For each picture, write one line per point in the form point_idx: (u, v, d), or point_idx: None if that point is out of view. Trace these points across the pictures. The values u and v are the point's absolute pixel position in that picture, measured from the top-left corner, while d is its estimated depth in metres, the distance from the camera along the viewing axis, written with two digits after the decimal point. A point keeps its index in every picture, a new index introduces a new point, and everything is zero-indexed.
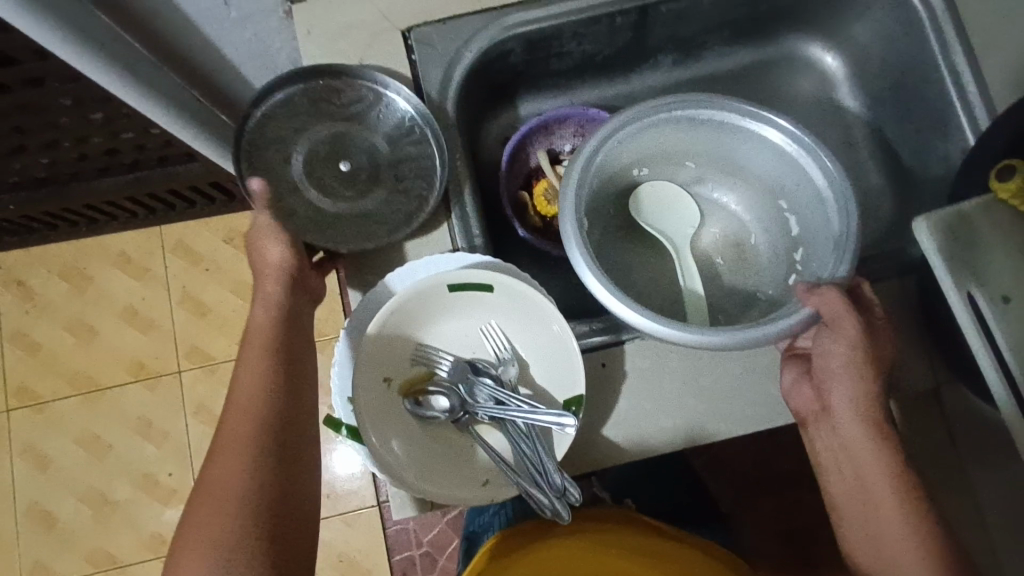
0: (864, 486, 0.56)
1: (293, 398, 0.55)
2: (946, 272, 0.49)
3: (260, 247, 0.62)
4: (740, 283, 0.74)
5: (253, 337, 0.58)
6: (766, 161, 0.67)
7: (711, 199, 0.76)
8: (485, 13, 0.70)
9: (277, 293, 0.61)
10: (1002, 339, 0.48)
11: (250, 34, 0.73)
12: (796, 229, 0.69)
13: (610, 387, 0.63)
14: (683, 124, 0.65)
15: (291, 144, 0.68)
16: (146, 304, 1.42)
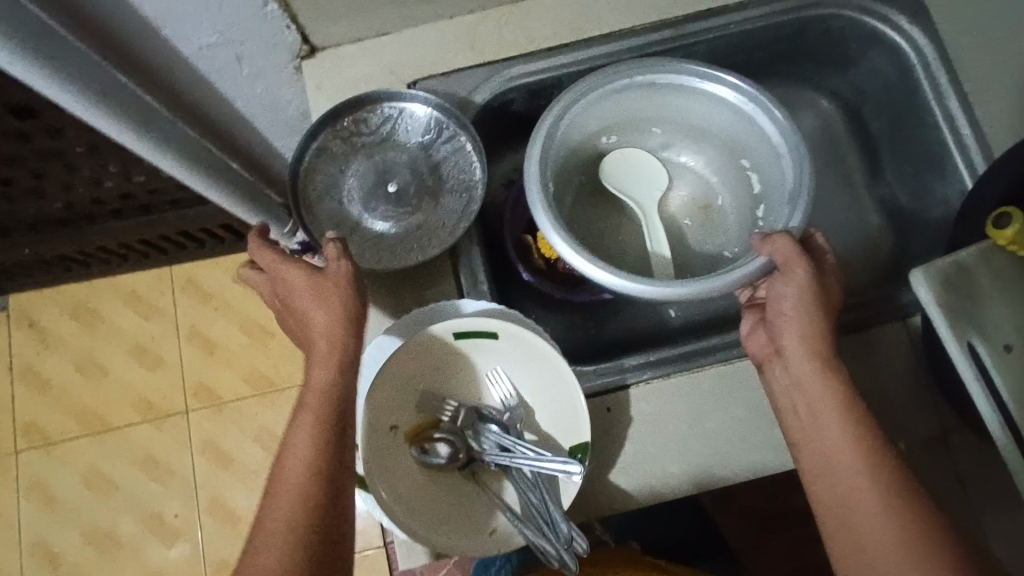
0: (819, 425, 0.54)
1: (344, 463, 0.51)
2: (947, 325, 0.49)
3: (320, 298, 0.56)
4: (709, 246, 0.77)
5: (311, 406, 0.52)
6: (725, 121, 0.69)
7: (680, 162, 0.78)
8: (487, 65, 0.72)
9: (341, 349, 0.54)
10: (1003, 389, 0.49)
11: (261, 88, 0.76)
12: (757, 186, 0.71)
13: (614, 433, 0.63)
14: (644, 89, 0.67)
15: (340, 186, 0.69)
16: (155, 341, 1.43)
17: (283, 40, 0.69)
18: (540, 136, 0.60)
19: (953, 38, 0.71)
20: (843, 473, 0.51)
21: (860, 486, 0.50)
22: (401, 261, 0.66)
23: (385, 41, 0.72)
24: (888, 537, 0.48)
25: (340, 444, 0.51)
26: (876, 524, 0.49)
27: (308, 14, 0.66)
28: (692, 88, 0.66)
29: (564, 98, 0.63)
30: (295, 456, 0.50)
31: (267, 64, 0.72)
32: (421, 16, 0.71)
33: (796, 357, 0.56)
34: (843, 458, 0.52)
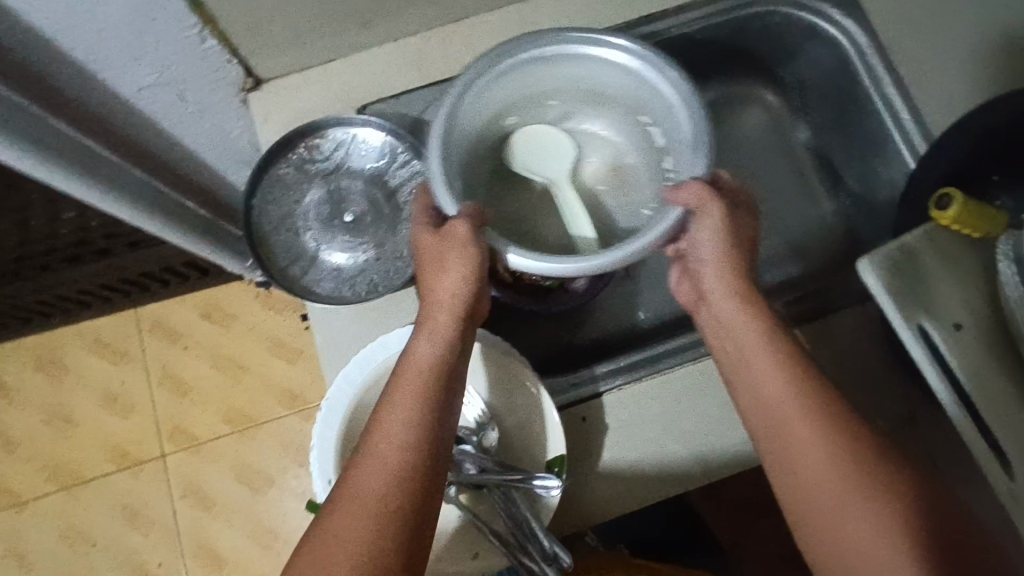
0: (745, 358, 0.55)
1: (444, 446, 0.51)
2: (895, 310, 0.51)
3: (445, 264, 0.54)
4: (624, 211, 0.68)
5: (414, 378, 0.52)
6: (619, 85, 0.62)
7: (582, 130, 0.68)
8: (434, 85, 0.72)
9: (450, 328, 0.54)
10: (955, 365, 0.51)
11: (209, 124, 0.75)
12: (661, 141, 0.63)
13: (591, 442, 0.63)
14: (526, 67, 0.59)
15: (296, 217, 0.68)
16: (125, 387, 1.39)
17: (226, 75, 0.68)
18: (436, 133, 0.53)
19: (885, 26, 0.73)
20: (777, 400, 0.52)
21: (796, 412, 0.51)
22: (359, 291, 0.65)
23: (331, 69, 0.72)
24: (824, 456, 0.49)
25: (439, 430, 0.51)
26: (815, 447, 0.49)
27: (248, 47, 0.66)
28: (576, 55, 0.59)
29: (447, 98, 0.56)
30: (397, 423, 0.50)
31: (211, 99, 0.71)
32: (365, 40, 0.71)
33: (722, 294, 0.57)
34: (778, 387, 0.52)
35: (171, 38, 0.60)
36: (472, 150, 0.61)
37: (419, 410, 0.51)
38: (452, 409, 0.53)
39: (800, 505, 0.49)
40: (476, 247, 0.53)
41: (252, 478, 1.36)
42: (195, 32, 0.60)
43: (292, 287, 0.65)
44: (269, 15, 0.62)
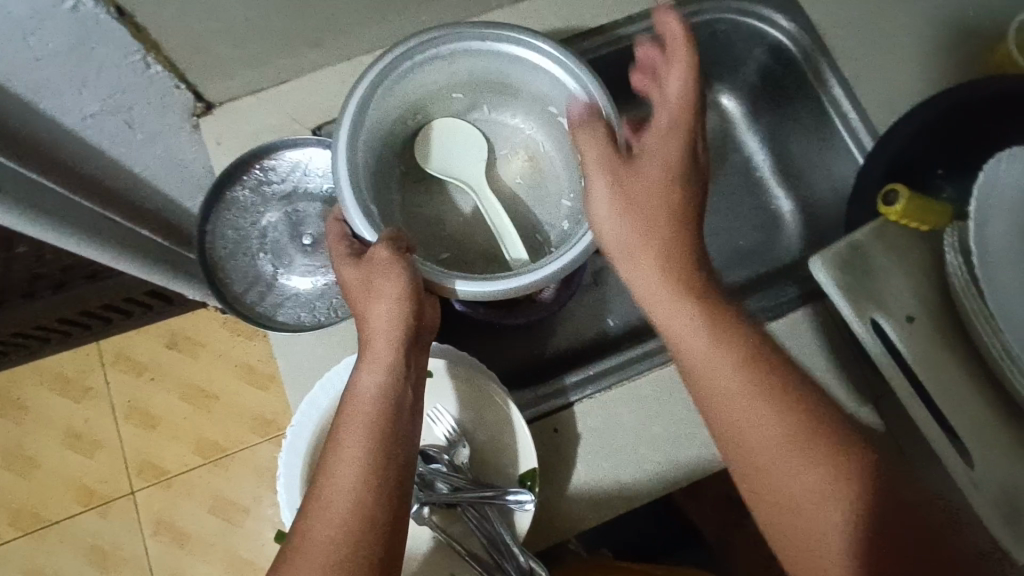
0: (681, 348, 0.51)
1: (397, 474, 0.48)
2: (847, 303, 0.53)
3: (374, 291, 0.52)
4: (542, 199, 0.71)
5: (358, 413, 0.49)
6: (528, 78, 0.62)
7: (493, 119, 0.70)
8: None
9: (390, 353, 0.52)
10: (909, 354, 0.52)
11: (161, 150, 0.73)
12: (571, 133, 0.65)
13: (564, 453, 0.63)
14: (433, 65, 0.60)
15: (253, 240, 0.67)
16: (89, 424, 1.34)
17: (175, 101, 0.67)
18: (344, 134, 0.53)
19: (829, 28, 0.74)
20: (715, 389, 0.49)
21: (736, 404, 0.48)
22: (317, 315, 0.65)
23: (285, 89, 0.71)
24: (773, 454, 0.47)
25: (389, 459, 0.48)
26: (763, 443, 0.48)
27: (197, 71, 0.64)
28: (483, 50, 0.59)
29: (355, 97, 0.55)
30: (344, 465, 0.47)
31: (161, 126, 0.69)
32: (318, 60, 0.71)
33: (629, 236, 0.53)
34: (713, 370, 0.49)
35: (114, 65, 0.59)
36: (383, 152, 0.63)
37: (365, 446, 0.48)
38: (404, 434, 0.50)
39: (763, 504, 0.48)
40: (403, 266, 0.52)
41: (226, 510, 1.32)
42: (139, 58, 0.59)
43: (249, 313, 0.64)
44: (216, 38, 0.61)
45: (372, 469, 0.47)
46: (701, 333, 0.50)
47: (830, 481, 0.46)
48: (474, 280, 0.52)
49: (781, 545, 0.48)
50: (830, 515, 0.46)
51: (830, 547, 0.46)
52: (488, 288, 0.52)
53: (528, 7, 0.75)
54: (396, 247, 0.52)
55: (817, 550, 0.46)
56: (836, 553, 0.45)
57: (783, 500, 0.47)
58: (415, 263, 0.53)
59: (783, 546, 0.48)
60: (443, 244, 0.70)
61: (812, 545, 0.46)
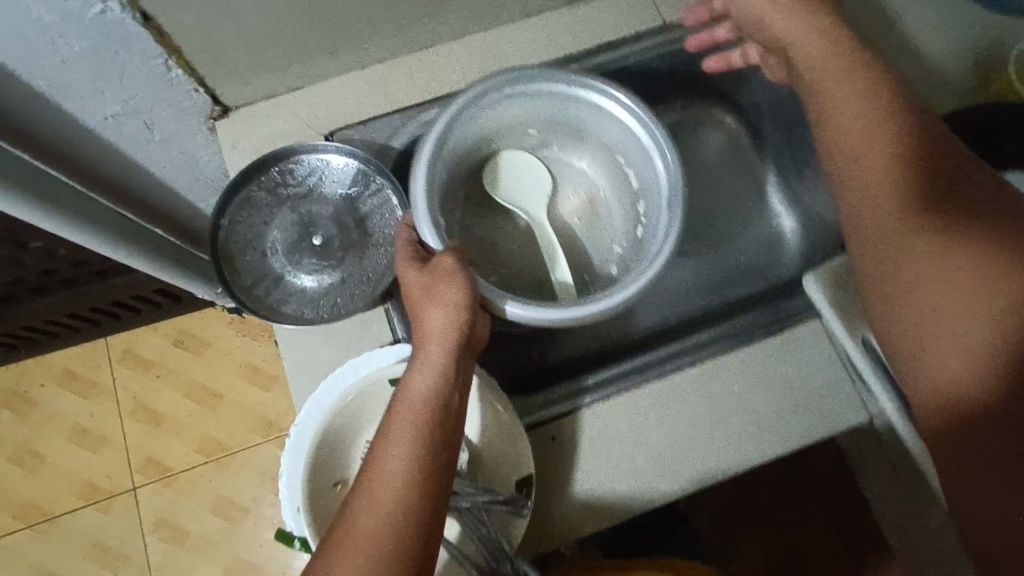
0: (872, 137, 0.53)
1: (445, 468, 0.50)
2: (838, 320, 0.59)
3: (432, 297, 0.56)
4: (597, 242, 0.79)
5: (408, 409, 0.51)
6: (603, 125, 0.71)
7: (561, 161, 0.79)
8: (402, 111, 0.73)
9: (441, 357, 0.55)
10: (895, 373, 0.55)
11: (177, 151, 0.75)
12: (635, 183, 0.73)
13: (560, 460, 0.64)
14: (523, 100, 0.68)
15: (263, 237, 0.66)
16: (95, 420, 1.36)
17: (193, 104, 0.68)
18: (429, 149, 0.62)
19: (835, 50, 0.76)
20: (906, 239, 0.50)
21: (911, 250, 0.50)
22: (322, 317, 0.63)
23: (299, 96, 0.73)
24: (965, 284, 0.47)
25: (439, 454, 0.50)
26: (943, 283, 0.48)
27: (214, 76, 0.66)
28: (571, 95, 0.68)
29: (449, 117, 0.64)
30: (395, 453, 0.49)
31: (178, 127, 0.71)
32: (331, 67, 0.72)
33: (833, 104, 0.56)
34: (894, 174, 0.52)
35: (136, 68, 0.60)
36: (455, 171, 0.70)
37: (416, 440, 0.50)
38: (450, 434, 0.52)
39: (907, 350, 0.50)
40: (464, 278, 0.56)
41: (226, 508, 1.33)
42: (161, 62, 0.61)
43: (254, 309, 0.63)
44: (234, 45, 0.63)
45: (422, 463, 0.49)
46: (892, 123, 0.53)
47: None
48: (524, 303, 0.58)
49: (945, 377, 0.47)
50: (1004, 342, 0.45)
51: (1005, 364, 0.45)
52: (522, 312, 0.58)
53: (539, 21, 0.77)
54: (461, 261, 0.57)
55: (984, 369, 0.45)
56: (1001, 371, 0.45)
57: (959, 328, 0.47)
58: (476, 277, 0.58)
59: (954, 378, 0.46)
60: (498, 267, 0.78)
61: (989, 355, 0.45)
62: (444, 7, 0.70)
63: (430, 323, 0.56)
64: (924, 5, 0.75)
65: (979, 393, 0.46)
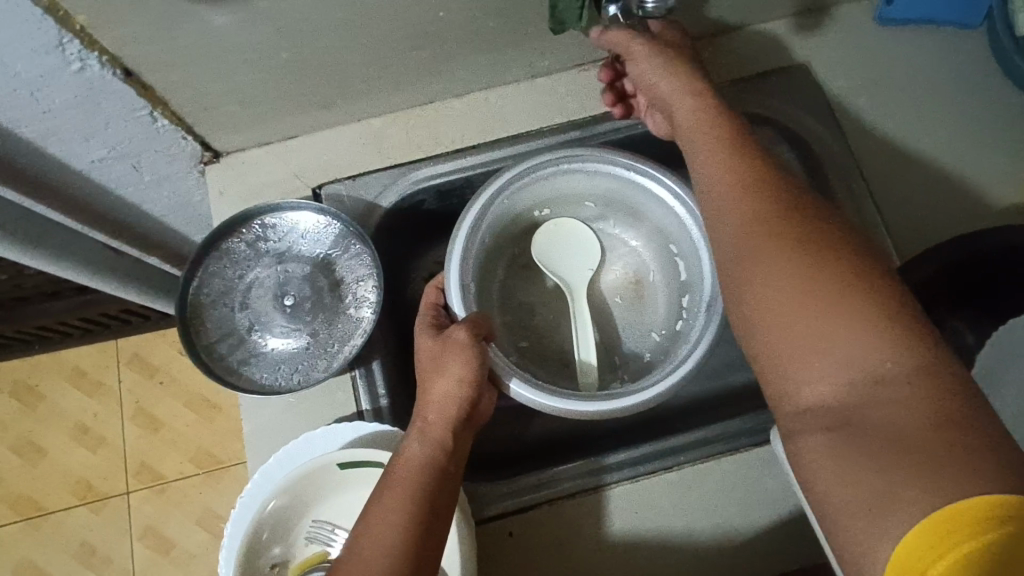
0: (700, 156, 0.54)
1: (434, 541, 0.48)
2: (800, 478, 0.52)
3: (439, 367, 0.55)
4: (637, 326, 0.74)
5: (402, 479, 0.50)
6: (656, 210, 0.68)
7: (614, 236, 0.75)
8: (393, 167, 0.71)
9: (440, 428, 0.53)
10: None
11: (169, 191, 0.74)
12: (684, 274, 0.69)
13: (515, 559, 0.60)
14: (572, 175, 0.67)
15: (234, 292, 0.64)
16: (97, 419, 1.26)
17: (182, 150, 0.68)
18: (470, 213, 0.62)
19: (867, 130, 0.69)
20: (748, 249, 0.48)
21: (750, 259, 0.48)
22: (282, 380, 0.62)
23: (292, 145, 0.71)
24: (795, 289, 0.44)
25: (430, 526, 0.48)
26: (779, 286, 0.45)
27: (203, 124, 0.65)
28: (620, 176, 0.66)
29: (492, 184, 0.64)
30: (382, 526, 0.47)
31: (168, 170, 0.70)
32: (326, 120, 0.70)
33: (695, 154, 0.54)
34: (725, 179, 0.51)
35: (120, 117, 0.60)
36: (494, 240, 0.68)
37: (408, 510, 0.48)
38: (444, 509, 0.50)
39: (770, 364, 0.45)
40: (475, 352, 0.55)
41: None
42: (145, 114, 0.61)
43: (214, 364, 0.61)
44: (221, 97, 0.62)
45: (412, 531, 0.47)
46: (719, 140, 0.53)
47: (856, 309, 0.42)
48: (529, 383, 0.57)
49: (801, 389, 0.43)
50: (842, 339, 0.42)
51: (851, 364, 0.41)
52: (529, 395, 0.57)
53: (545, 83, 0.73)
54: (474, 334, 0.56)
55: (832, 378, 0.42)
56: (848, 376, 0.41)
57: (800, 335, 0.44)
58: (487, 352, 0.57)
59: (807, 388, 0.43)
60: (528, 334, 0.75)
61: (836, 359, 0.42)
62: (444, 68, 0.67)
63: (432, 391, 0.55)
64: (963, 97, 0.70)
65: (829, 400, 0.42)
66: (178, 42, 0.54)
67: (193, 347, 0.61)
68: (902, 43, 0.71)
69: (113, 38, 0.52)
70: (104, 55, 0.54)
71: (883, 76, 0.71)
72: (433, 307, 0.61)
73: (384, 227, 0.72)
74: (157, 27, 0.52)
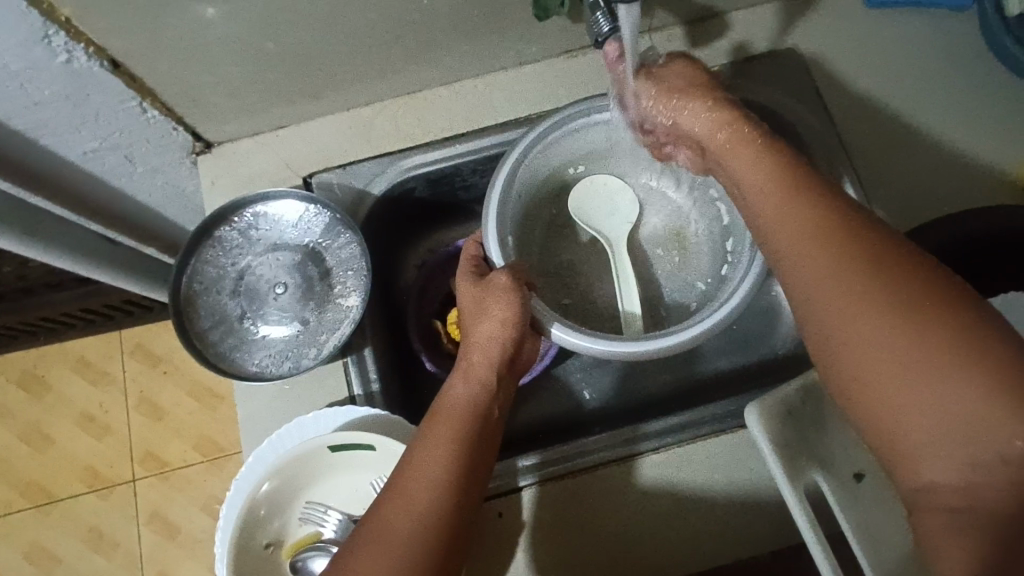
0: (756, 191, 0.49)
1: (477, 477, 0.50)
2: (781, 468, 0.46)
3: (483, 310, 0.57)
4: (682, 280, 0.73)
5: (448, 414, 0.52)
6: None
7: (650, 187, 0.74)
8: (383, 156, 0.71)
9: (484, 368, 0.56)
10: (844, 519, 0.46)
11: (161, 181, 0.75)
12: (726, 218, 0.67)
13: (502, 542, 0.59)
14: (596, 127, 0.66)
15: (225, 281, 0.65)
16: (103, 409, 1.28)
17: (172, 140, 0.69)
18: (502, 173, 0.61)
19: (854, 113, 0.69)
20: (837, 312, 0.41)
21: (840, 321, 0.41)
22: (274, 367, 0.63)
23: (281, 135, 0.72)
24: (902, 357, 0.38)
25: (476, 463, 0.50)
26: (882, 354, 0.39)
27: (192, 114, 0.66)
28: None
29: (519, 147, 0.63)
30: (430, 461, 0.49)
31: (160, 160, 0.72)
32: (314, 110, 0.71)
33: (749, 187, 0.50)
34: (789, 217, 0.46)
35: (110, 108, 0.62)
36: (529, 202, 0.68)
37: (454, 443, 0.50)
38: (487, 445, 0.52)
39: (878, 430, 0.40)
40: (518, 297, 0.56)
41: None
42: (135, 105, 0.63)
43: (206, 352, 0.63)
44: (208, 88, 0.63)
45: (458, 468, 0.49)
46: (772, 174, 0.49)
47: (980, 379, 0.36)
48: (568, 327, 0.57)
49: (922, 467, 0.38)
50: (959, 409, 0.36)
51: (973, 438, 0.36)
52: (573, 339, 0.56)
53: (532, 71, 0.73)
54: (517, 278, 0.57)
55: (960, 454, 0.36)
56: (970, 450, 0.36)
57: (912, 409, 0.37)
58: (531, 299, 0.57)
59: (923, 465, 0.37)
60: (567, 291, 0.74)
61: (955, 432, 0.36)
62: (429, 56, 0.68)
63: (476, 335, 0.57)
64: (951, 80, 0.69)
65: (957, 479, 0.37)
66: (162, 34, 0.55)
67: (185, 335, 0.62)
68: (889, 27, 0.71)
69: (100, 30, 0.54)
70: (91, 47, 0.55)
71: (870, 61, 0.70)
72: (475, 258, 0.62)
73: (382, 208, 0.73)
74: (143, 16, 0.53)
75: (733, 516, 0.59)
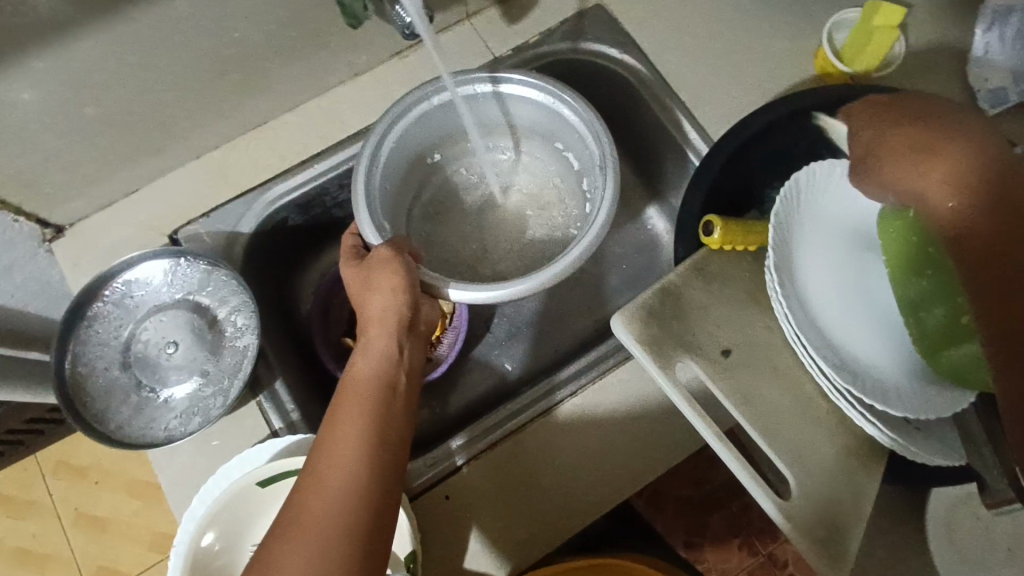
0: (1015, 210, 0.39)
1: (392, 442, 0.49)
2: (653, 362, 0.51)
3: (370, 285, 0.56)
4: (553, 232, 0.75)
5: (353, 391, 0.51)
6: (531, 113, 0.69)
7: (497, 157, 0.77)
8: (243, 196, 0.71)
9: (383, 341, 0.55)
10: (726, 394, 0.51)
11: (20, 277, 0.72)
12: (576, 163, 0.71)
13: (456, 520, 0.61)
14: (444, 110, 0.68)
15: (112, 357, 0.64)
16: (39, 539, 1.19)
17: (17, 233, 0.67)
18: (361, 167, 0.61)
19: (664, 45, 0.75)
20: None
21: None
22: (184, 425, 0.62)
23: (135, 199, 0.71)
24: None
25: (388, 436, 0.49)
26: None
27: (30, 201, 0.64)
28: (487, 93, 0.67)
29: (375, 138, 0.64)
30: (340, 435, 0.48)
31: (12, 256, 0.69)
32: (161, 165, 0.71)
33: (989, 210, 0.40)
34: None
35: None
36: (396, 190, 0.69)
37: (362, 417, 0.49)
38: (399, 417, 0.51)
39: None
40: (403, 264, 0.57)
41: None
42: None
43: (107, 431, 0.61)
44: (40, 169, 0.62)
45: (372, 437, 0.48)
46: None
47: None
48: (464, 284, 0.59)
49: None
50: None
51: None
52: (469, 295, 0.58)
53: (368, 78, 0.76)
54: (397, 251, 0.57)
55: None
56: None
57: None
58: (416, 268, 0.58)
59: None
60: (464, 267, 0.76)
61: None
62: (260, 86, 0.69)
63: (376, 313, 0.56)
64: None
65: None
66: None
67: (79, 421, 0.60)
68: None
69: None
70: None
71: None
72: (355, 247, 0.62)
73: (251, 256, 0.72)
74: None
75: (655, 429, 0.64)
